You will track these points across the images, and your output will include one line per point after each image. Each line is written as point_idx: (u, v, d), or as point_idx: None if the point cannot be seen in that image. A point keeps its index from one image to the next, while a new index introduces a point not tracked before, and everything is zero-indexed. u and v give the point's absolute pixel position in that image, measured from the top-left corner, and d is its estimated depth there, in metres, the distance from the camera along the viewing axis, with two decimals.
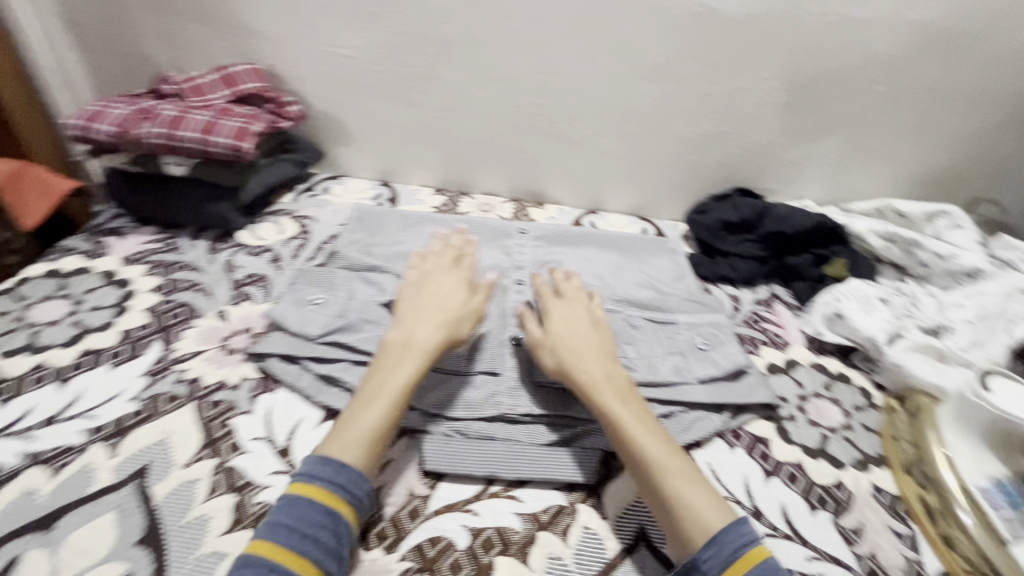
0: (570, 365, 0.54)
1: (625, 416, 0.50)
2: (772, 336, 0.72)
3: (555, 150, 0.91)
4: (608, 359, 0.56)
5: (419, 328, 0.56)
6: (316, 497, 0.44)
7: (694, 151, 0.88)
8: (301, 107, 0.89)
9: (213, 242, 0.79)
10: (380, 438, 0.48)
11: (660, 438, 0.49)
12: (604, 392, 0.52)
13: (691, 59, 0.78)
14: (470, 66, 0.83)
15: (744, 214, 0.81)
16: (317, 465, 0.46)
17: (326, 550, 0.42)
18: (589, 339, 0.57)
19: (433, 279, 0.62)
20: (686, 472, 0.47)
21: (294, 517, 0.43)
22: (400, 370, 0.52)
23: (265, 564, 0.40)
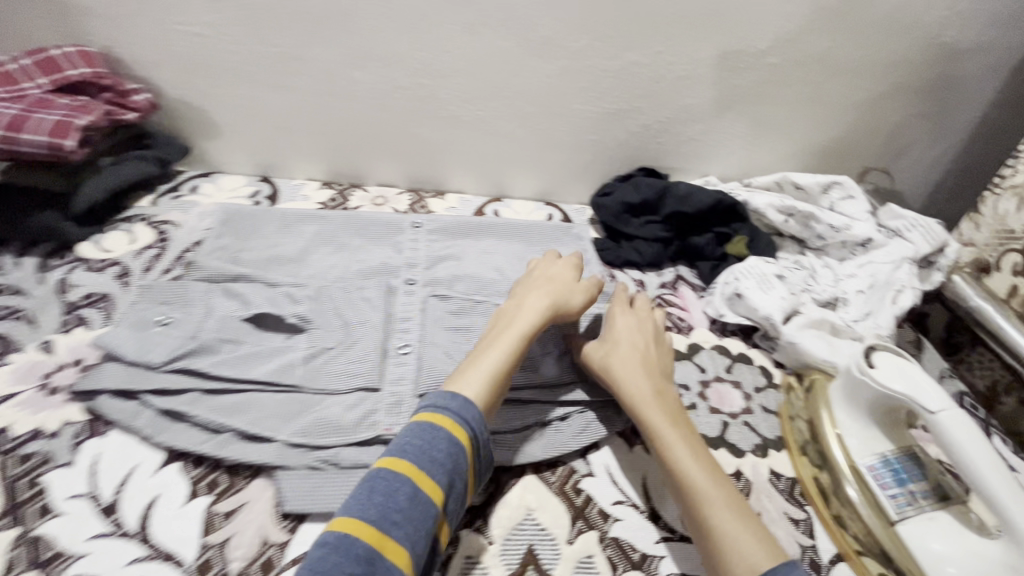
0: (621, 377, 0.53)
1: (670, 434, 0.49)
2: (675, 321, 0.70)
3: (450, 135, 0.85)
4: (660, 376, 0.55)
5: (531, 298, 0.59)
6: (446, 427, 0.46)
7: (596, 130, 0.84)
8: (150, 96, 0.78)
9: (45, 258, 0.67)
10: (497, 383, 0.51)
11: (707, 463, 0.47)
12: (652, 409, 0.51)
13: (583, 33, 0.73)
14: (344, 45, 0.74)
15: (645, 195, 0.77)
16: (444, 396, 0.48)
17: (448, 478, 0.44)
18: (641, 349, 0.56)
19: (544, 262, 0.66)
20: (731, 498, 0.44)
21: (425, 441, 0.45)
22: (521, 327, 0.55)
23: (394, 479, 0.43)
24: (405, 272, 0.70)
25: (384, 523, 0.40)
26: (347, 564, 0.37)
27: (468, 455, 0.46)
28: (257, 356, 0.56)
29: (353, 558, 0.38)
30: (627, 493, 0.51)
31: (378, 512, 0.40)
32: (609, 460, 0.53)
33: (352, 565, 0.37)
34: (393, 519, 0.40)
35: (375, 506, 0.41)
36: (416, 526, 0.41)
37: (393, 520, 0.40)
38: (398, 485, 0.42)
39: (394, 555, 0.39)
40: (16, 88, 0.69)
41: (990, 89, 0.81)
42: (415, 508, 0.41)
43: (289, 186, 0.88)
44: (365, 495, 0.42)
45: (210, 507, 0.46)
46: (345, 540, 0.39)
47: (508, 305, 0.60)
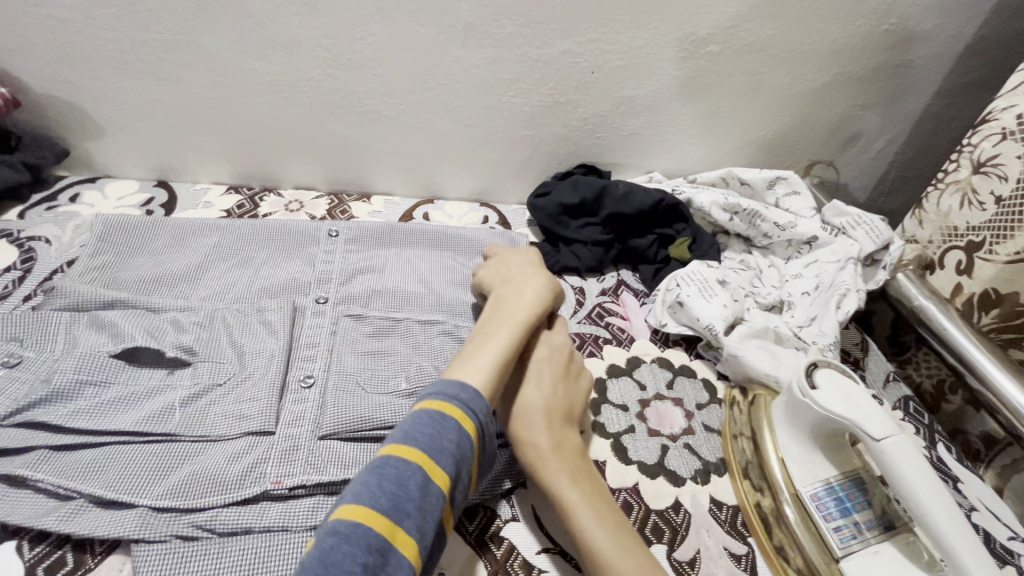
0: (524, 429, 0.47)
1: (573, 497, 0.43)
2: (615, 332, 0.65)
3: (371, 133, 0.76)
4: (567, 424, 0.48)
5: (525, 287, 0.57)
6: (456, 416, 0.42)
7: (530, 125, 0.78)
8: (10, 91, 0.67)
9: None
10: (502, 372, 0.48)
11: (615, 528, 0.41)
12: (555, 467, 0.44)
13: (508, 18, 0.66)
14: (238, 32, 0.65)
15: (584, 195, 0.71)
16: (453, 385, 0.44)
17: (457, 468, 0.41)
18: (546, 388, 0.50)
19: (516, 252, 0.64)
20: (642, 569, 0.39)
21: (434, 427, 0.41)
22: (519, 314, 0.53)
23: (404, 466, 0.38)
24: (316, 289, 0.63)
25: (397, 514, 0.36)
26: (361, 560, 0.32)
27: (475, 447, 0.43)
28: (126, 400, 0.48)
29: (365, 552, 0.33)
30: (555, 538, 0.46)
31: (390, 502, 0.36)
32: (536, 499, 0.48)
33: (362, 561, 0.33)
34: (405, 510, 0.36)
35: (386, 494, 0.36)
36: (425, 518, 0.37)
37: (406, 511, 0.36)
38: (409, 472, 0.38)
39: (405, 548, 0.35)
40: None
41: (933, 78, 0.79)
42: (425, 499, 0.38)
43: (190, 191, 0.78)
44: (368, 481, 0.38)
45: None
46: (355, 532, 0.34)
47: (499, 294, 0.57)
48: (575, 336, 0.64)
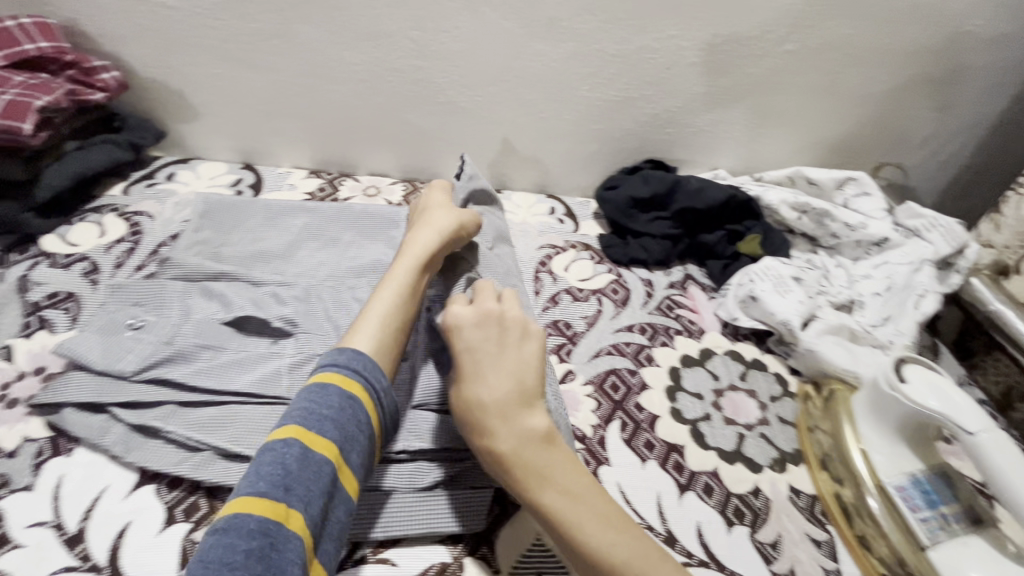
0: (483, 438, 0.43)
1: (550, 500, 0.40)
2: (686, 324, 0.67)
3: (448, 123, 0.78)
4: (527, 409, 0.44)
5: (412, 239, 0.55)
6: (337, 382, 0.42)
7: (603, 119, 0.78)
8: (119, 74, 0.70)
9: (4, 252, 0.61)
10: (386, 329, 0.48)
11: (600, 519, 0.39)
12: (524, 474, 0.41)
13: (592, 13, 0.68)
14: (331, 22, 0.68)
15: (655, 190, 0.73)
16: (331, 352, 0.45)
17: (342, 433, 0.40)
18: (490, 376, 0.44)
19: (423, 207, 0.61)
20: (633, 561, 0.38)
21: (312, 401, 0.41)
22: (402, 271, 0.52)
23: (281, 446, 0.38)
24: None
25: (277, 492, 0.36)
26: (241, 544, 0.33)
27: (364, 407, 0.42)
28: (237, 364, 0.51)
29: (246, 536, 0.33)
30: (642, 514, 0.48)
31: (269, 482, 0.36)
32: (621, 477, 0.50)
33: (246, 544, 0.33)
34: (287, 484, 0.36)
35: (266, 476, 0.36)
36: (311, 487, 0.37)
37: (287, 485, 0.36)
38: (287, 450, 0.38)
39: (293, 521, 0.35)
40: None
41: (1014, 81, 0.77)
42: (308, 470, 0.37)
43: (274, 174, 0.81)
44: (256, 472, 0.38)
45: (188, 536, 0.42)
46: (234, 522, 0.34)
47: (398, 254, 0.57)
48: (648, 326, 0.65)
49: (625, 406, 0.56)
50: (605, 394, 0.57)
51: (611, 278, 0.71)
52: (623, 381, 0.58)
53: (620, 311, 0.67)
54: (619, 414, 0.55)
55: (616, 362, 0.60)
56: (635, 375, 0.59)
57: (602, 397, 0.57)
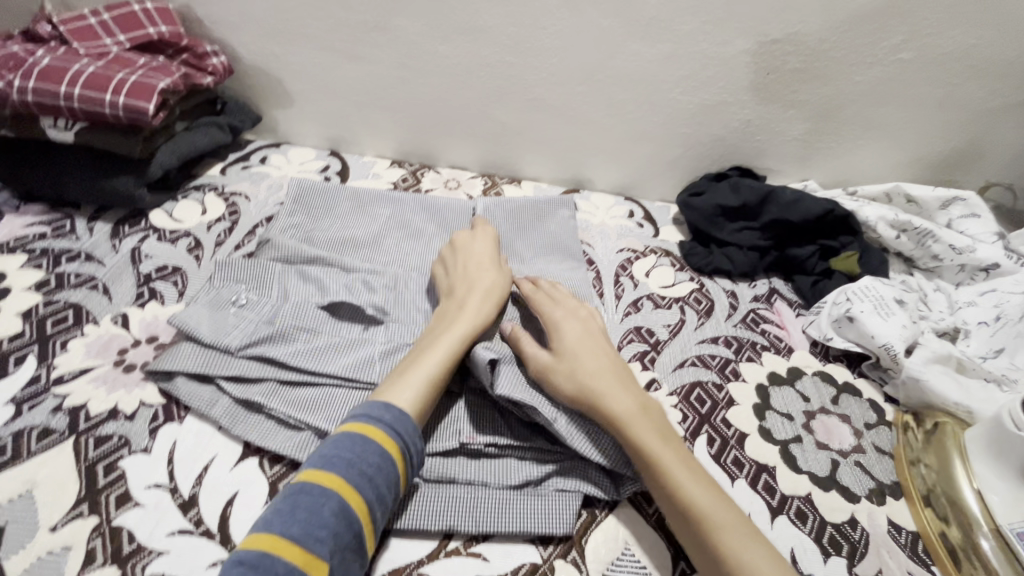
0: (595, 390, 0.46)
1: (664, 453, 0.43)
2: (773, 340, 0.64)
3: (533, 120, 0.78)
4: (632, 382, 0.49)
5: (468, 298, 0.54)
6: (379, 439, 0.41)
7: (693, 124, 0.76)
8: (226, 59, 0.73)
9: (117, 224, 0.64)
10: (436, 389, 0.46)
11: (708, 483, 0.42)
12: (638, 426, 0.44)
13: (695, 14, 0.66)
14: (430, 15, 0.68)
15: (746, 199, 0.70)
16: (374, 405, 0.43)
17: (377, 492, 0.39)
18: (593, 351, 0.50)
19: (470, 256, 0.60)
20: (731, 516, 0.40)
21: (353, 453, 0.40)
22: (459, 330, 0.50)
23: (319, 494, 0.37)
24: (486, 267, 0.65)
25: (309, 541, 0.35)
26: None
27: (398, 468, 0.41)
28: (332, 347, 0.52)
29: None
30: None
31: (301, 530, 0.36)
32: None
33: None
34: (320, 536, 0.36)
35: (299, 523, 0.36)
36: (340, 543, 0.36)
37: (320, 536, 0.36)
38: (324, 500, 0.37)
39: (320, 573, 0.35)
40: (96, 44, 0.65)
41: None
42: (340, 524, 0.37)
43: (358, 162, 0.83)
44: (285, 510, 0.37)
45: None
46: (261, 564, 0.34)
47: (444, 307, 0.54)
48: (732, 339, 0.63)
49: (712, 420, 0.55)
50: (691, 406, 0.56)
51: (693, 286, 0.70)
52: (709, 394, 0.57)
53: (703, 322, 0.65)
54: (705, 427, 0.54)
55: (701, 375, 0.59)
56: (722, 390, 0.58)
57: (688, 409, 0.55)
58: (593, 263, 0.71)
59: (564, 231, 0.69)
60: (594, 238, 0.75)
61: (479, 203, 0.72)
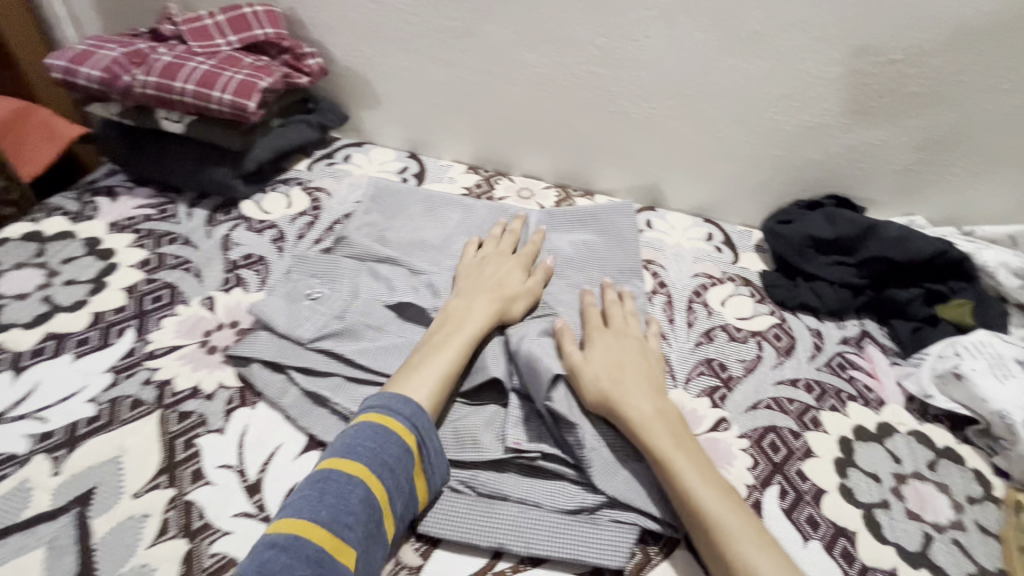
0: (615, 400, 0.46)
1: (681, 461, 0.43)
2: (861, 390, 0.58)
3: (614, 133, 0.75)
4: (656, 391, 0.48)
5: (481, 295, 0.55)
6: (398, 431, 0.43)
7: (788, 146, 0.71)
8: (322, 61, 0.77)
9: (213, 212, 0.69)
10: (448, 382, 0.48)
11: (724, 490, 0.42)
12: (656, 435, 0.44)
13: (801, 30, 0.61)
14: (520, 23, 0.68)
15: (843, 232, 0.65)
16: (396, 398, 0.45)
17: (398, 483, 0.41)
18: (630, 361, 0.50)
19: (496, 253, 0.62)
20: (748, 530, 0.40)
21: (375, 443, 0.42)
22: (472, 326, 0.51)
23: (346, 481, 0.39)
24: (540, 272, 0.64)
25: (337, 525, 0.37)
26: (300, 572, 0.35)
27: (417, 462, 0.43)
28: (397, 349, 0.53)
29: (304, 563, 0.35)
30: None
31: (331, 515, 0.38)
32: None
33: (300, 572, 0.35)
34: (346, 521, 0.38)
35: (329, 508, 0.38)
36: (365, 529, 0.38)
37: (348, 522, 0.38)
38: (351, 488, 0.39)
39: (347, 557, 0.37)
40: (210, 43, 0.69)
41: None
42: (365, 511, 0.39)
43: (436, 166, 0.84)
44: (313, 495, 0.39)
45: None
46: (293, 545, 0.36)
47: (457, 302, 0.55)
48: (814, 383, 0.58)
49: (786, 470, 0.51)
50: (763, 452, 0.52)
51: (773, 321, 0.65)
52: (784, 442, 0.53)
53: (782, 361, 0.60)
54: (778, 477, 0.50)
55: (776, 419, 0.55)
56: (798, 438, 0.53)
57: (759, 455, 0.51)
58: (665, 287, 0.68)
59: (621, 242, 0.68)
60: (667, 259, 0.71)
61: (534, 212, 0.71)
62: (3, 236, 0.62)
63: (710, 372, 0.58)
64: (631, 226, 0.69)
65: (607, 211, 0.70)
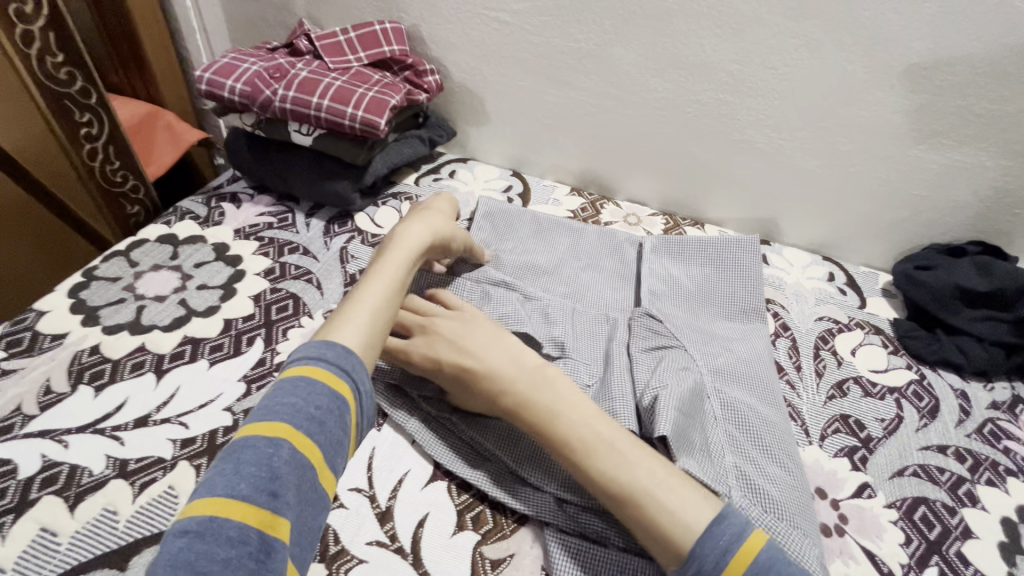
0: (484, 379, 0.45)
1: (564, 437, 0.42)
2: (1021, 464, 0.53)
3: (735, 163, 0.72)
4: (518, 364, 0.46)
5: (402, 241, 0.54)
6: (324, 379, 0.39)
7: (934, 187, 0.65)
8: (439, 78, 0.77)
9: (329, 223, 0.70)
10: (377, 326, 0.46)
11: (615, 449, 0.42)
12: (537, 412, 0.44)
13: (967, 64, 0.57)
14: (649, 46, 0.66)
15: (998, 284, 0.59)
16: (317, 346, 0.42)
17: (331, 436, 0.37)
18: (471, 338, 0.48)
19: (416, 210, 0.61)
20: (642, 483, 0.40)
21: (299, 396, 0.37)
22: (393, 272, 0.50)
23: (266, 445, 0.35)
24: (653, 304, 0.62)
25: (259, 496, 0.32)
26: (222, 555, 0.29)
27: (350, 410, 0.40)
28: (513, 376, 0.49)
29: (226, 545, 0.29)
30: None
31: (251, 486, 0.32)
32: None
33: (224, 553, 0.29)
34: (269, 489, 0.33)
35: (248, 478, 0.33)
36: (298, 492, 0.34)
37: (272, 489, 0.33)
38: (273, 450, 0.34)
39: (278, 527, 0.32)
40: (341, 59, 0.71)
41: None
42: (292, 474, 0.34)
43: (540, 186, 0.83)
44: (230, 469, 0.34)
45: (478, 547, 0.42)
46: (211, 527, 0.30)
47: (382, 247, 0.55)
48: (966, 451, 0.53)
49: (945, 551, 0.46)
50: (916, 526, 0.47)
51: (911, 377, 0.60)
52: (938, 516, 0.48)
53: (926, 424, 0.55)
54: (936, 558, 0.45)
55: (926, 490, 0.50)
56: (954, 513, 0.48)
57: (912, 530, 0.47)
58: (788, 330, 0.64)
59: (743, 277, 0.64)
60: (787, 299, 0.68)
61: (648, 239, 0.69)
62: (141, 237, 0.65)
63: (849, 433, 0.54)
64: (755, 262, 0.66)
65: (730, 244, 0.67)
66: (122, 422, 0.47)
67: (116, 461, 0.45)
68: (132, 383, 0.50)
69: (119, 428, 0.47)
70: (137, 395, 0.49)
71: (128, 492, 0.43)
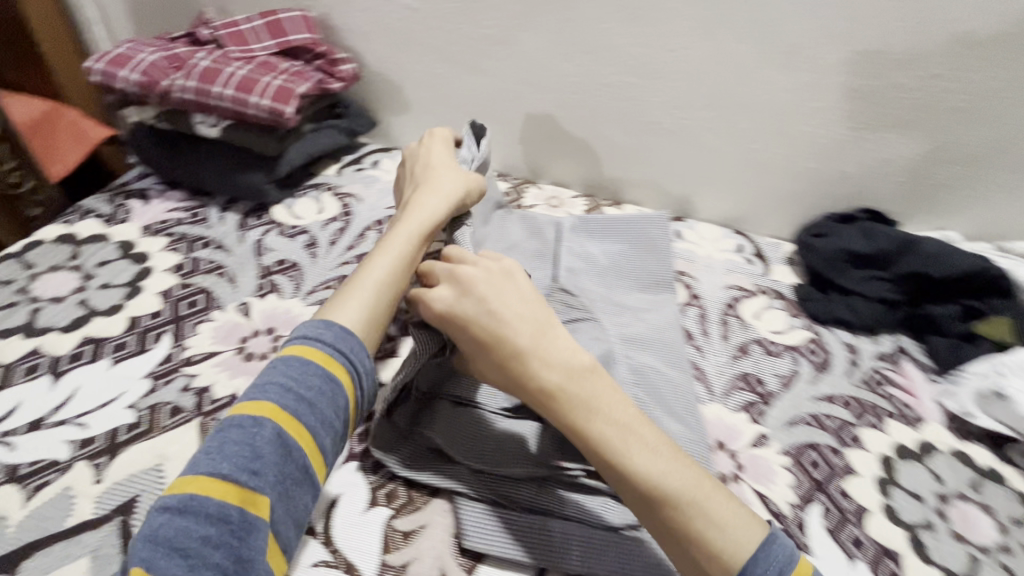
0: (518, 358, 0.42)
1: (605, 433, 0.39)
2: (900, 407, 0.58)
3: (648, 143, 0.75)
4: (559, 345, 0.42)
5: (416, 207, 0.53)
6: (318, 360, 0.41)
7: (824, 159, 0.70)
8: (355, 67, 0.77)
9: (245, 216, 0.68)
10: (380, 304, 0.47)
11: (661, 451, 0.39)
12: (575, 402, 0.40)
13: (839, 44, 0.61)
14: (556, 30, 0.68)
15: (879, 245, 0.64)
16: (316, 325, 0.43)
17: (320, 417, 0.38)
18: (506, 315, 0.43)
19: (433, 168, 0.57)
20: (688, 490, 0.37)
21: (291, 376, 0.39)
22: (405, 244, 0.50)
23: (252, 424, 0.36)
24: (568, 280, 0.64)
25: (241, 475, 0.34)
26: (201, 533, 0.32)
27: (345, 392, 0.41)
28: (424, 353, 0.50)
29: (204, 522, 0.32)
30: None
31: (233, 466, 0.34)
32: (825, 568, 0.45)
33: (204, 530, 0.32)
34: (253, 468, 0.35)
35: (230, 458, 0.35)
36: (280, 471, 0.36)
37: (254, 469, 0.35)
38: (257, 429, 0.36)
39: (258, 506, 0.34)
40: (246, 48, 0.70)
41: None
42: (274, 454, 0.36)
43: None
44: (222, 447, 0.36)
45: (389, 522, 0.44)
46: (192, 505, 0.33)
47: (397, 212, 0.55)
48: (853, 399, 0.58)
49: (828, 489, 0.50)
50: (804, 469, 0.51)
51: (808, 336, 0.64)
52: (824, 459, 0.52)
53: (819, 377, 0.60)
54: (819, 495, 0.49)
55: (815, 437, 0.54)
56: (838, 455, 0.53)
57: (800, 473, 0.51)
58: (698, 299, 0.67)
59: (654, 251, 0.68)
60: (698, 270, 0.71)
61: (566, 220, 0.71)
62: (38, 239, 0.62)
63: (750, 390, 0.58)
64: (665, 236, 0.69)
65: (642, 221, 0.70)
66: (14, 427, 0.46)
67: (6, 467, 0.43)
68: (25, 387, 0.49)
69: (10, 434, 0.46)
70: (31, 399, 0.48)
71: (19, 497, 0.42)
